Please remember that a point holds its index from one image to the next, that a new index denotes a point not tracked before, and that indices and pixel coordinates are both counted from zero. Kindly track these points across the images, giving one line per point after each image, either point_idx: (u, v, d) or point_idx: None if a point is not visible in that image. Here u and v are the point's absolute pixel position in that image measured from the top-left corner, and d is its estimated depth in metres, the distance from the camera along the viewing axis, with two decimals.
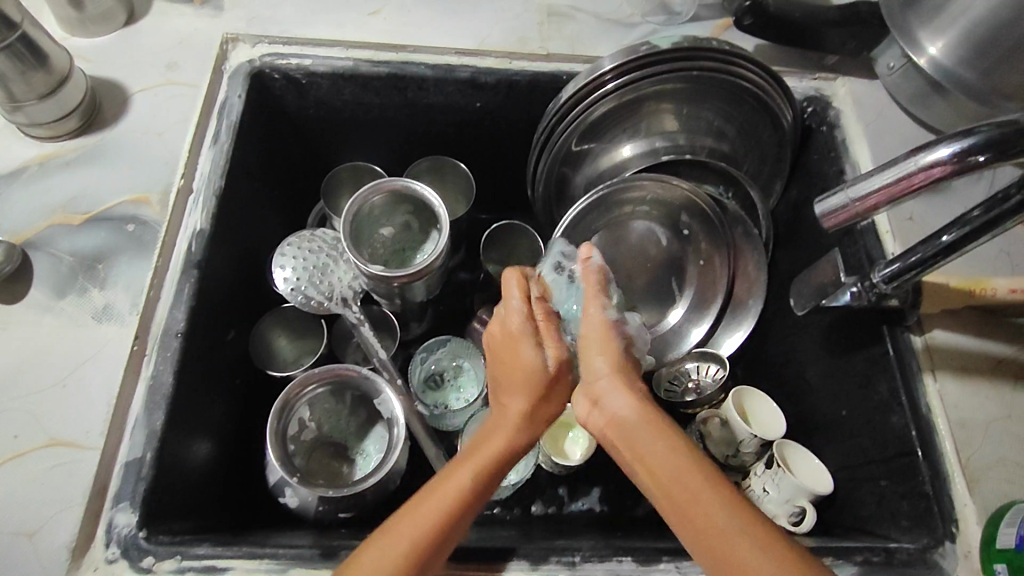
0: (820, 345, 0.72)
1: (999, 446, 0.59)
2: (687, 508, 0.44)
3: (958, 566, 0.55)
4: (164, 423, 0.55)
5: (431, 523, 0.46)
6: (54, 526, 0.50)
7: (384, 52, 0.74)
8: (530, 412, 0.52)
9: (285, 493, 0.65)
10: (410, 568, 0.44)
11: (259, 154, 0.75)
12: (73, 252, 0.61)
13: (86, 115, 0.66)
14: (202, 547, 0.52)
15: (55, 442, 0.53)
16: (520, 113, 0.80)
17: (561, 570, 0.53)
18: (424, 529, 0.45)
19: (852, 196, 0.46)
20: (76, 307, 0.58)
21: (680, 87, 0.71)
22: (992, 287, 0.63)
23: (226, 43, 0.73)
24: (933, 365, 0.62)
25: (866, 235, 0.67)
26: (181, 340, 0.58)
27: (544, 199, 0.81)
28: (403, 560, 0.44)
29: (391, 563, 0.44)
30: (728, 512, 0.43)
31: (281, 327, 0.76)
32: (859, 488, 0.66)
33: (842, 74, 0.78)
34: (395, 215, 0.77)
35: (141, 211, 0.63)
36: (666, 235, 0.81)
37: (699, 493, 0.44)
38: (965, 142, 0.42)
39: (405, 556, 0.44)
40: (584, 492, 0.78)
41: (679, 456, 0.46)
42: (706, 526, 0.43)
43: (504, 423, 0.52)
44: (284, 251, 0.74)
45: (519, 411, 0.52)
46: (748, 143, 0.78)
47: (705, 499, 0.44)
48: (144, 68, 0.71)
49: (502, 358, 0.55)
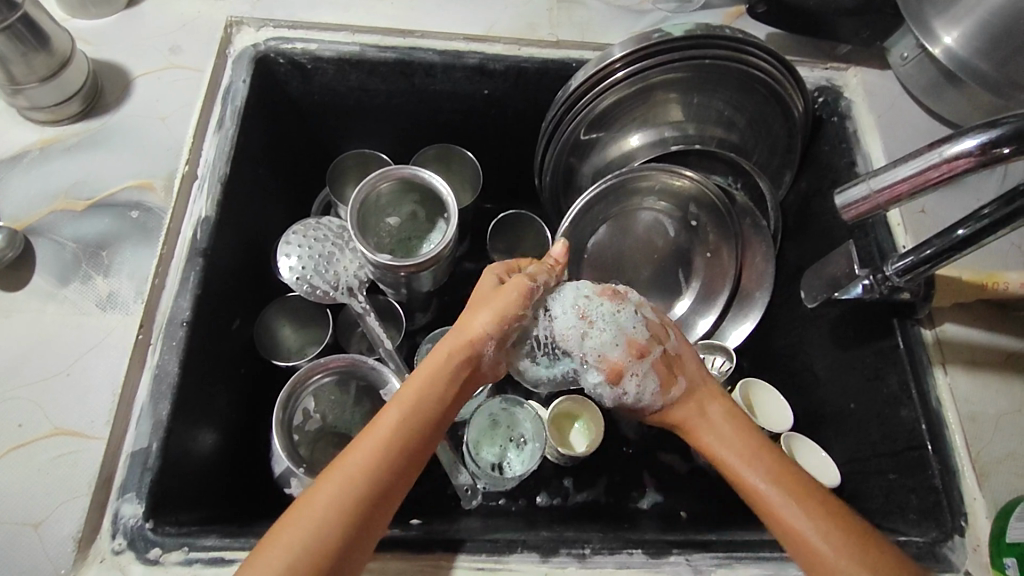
0: (829, 337, 0.71)
1: (1009, 440, 0.59)
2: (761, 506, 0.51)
3: (967, 560, 0.55)
4: (170, 413, 0.55)
5: (368, 456, 0.48)
6: (60, 517, 0.49)
7: (391, 38, 0.73)
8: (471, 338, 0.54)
9: (291, 483, 0.66)
10: (353, 500, 0.46)
11: (264, 140, 0.74)
12: (76, 239, 0.60)
13: (88, 99, 0.65)
14: (208, 538, 0.51)
15: (60, 431, 0.52)
16: (528, 100, 0.79)
17: (571, 562, 0.53)
18: (365, 461, 0.48)
19: (874, 187, 0.45)
20: (80, 295, 0.57)
21: (691, 76, 0.70)
22: (1005, 281, 0.62)
23: (230, 26, 0.71)
24: (944, 359, 0.62)
25: (877, 228, 0.67)
26: (187, 329, 0.58)
27: (552, 188, 0.81)
28: (340, 495, 0.46)
29: (326, 510, 0.46)
30: (793, 507, 0.50)
31: (286, 316, 0.75)
32: (867, 481, 0.66)
33: (854, 65, 0.77)
34: (402, 204, 0.76)
35: (145, 198, 0.62)
36: (674, 226, 0.80)
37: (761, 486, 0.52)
38: (990, 133, 0.41)
39: (354, 478, 0.47)
40: (588, 484, 0.78)
41: (729, 446, 0.55)
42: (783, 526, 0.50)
43: (435, 360, 0.54)
44: (289, 239, 0.73)
45: (449, 347, 0.54)
46: (758, 134, 0.77)
47: (767, 493, 0.51)
48: (147, 51, 0.69)
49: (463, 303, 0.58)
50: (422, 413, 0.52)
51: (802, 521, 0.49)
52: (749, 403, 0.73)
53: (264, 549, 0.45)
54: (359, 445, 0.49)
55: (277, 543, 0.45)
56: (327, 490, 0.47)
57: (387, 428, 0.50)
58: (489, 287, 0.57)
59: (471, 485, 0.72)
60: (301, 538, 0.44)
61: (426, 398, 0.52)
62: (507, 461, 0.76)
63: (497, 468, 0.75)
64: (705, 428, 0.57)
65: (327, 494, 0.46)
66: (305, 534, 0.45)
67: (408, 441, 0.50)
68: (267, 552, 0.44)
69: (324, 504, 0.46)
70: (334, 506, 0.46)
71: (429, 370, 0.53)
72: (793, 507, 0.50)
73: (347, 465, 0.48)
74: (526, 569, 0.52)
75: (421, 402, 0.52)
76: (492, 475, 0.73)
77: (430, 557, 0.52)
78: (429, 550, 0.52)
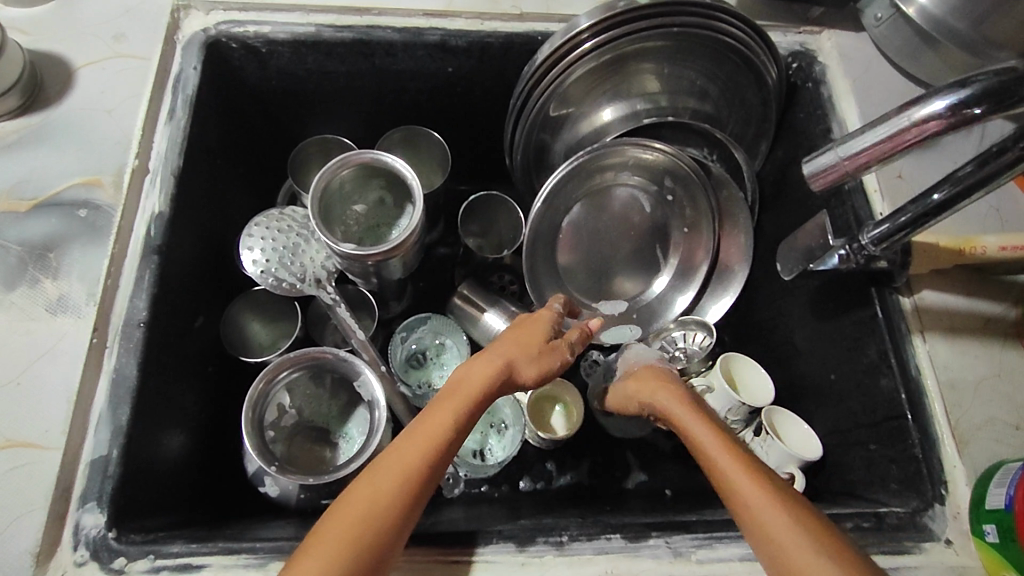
0: (808, 308, 0.71)
1: (988, 406, 0.59)
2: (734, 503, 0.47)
3: (948, 528, 0.55)
4: (130, 418, 0.53)
5: (416, 459, 0.48)
6: (16, 531, 0.47)
7: (348, 16, 0.70)
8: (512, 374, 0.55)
9: (265, 481, 0.65)
10: (404, 504, 0.46)
11: (221, 129, 0.71)
12: (22, 241, 0.57)
13: (26, 93, 0.62)
14: (175, 545, 0.50)
15: (13, 443, 0.50)
16: (495, 77, 0.76)
17: (549, 550, 0.52)
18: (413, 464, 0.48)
19: (842, 154, 0.43)
20: (28, 300, 0.55)
21: (661, 45, 0.68)
22: (982, 245, 0.60)
23: (177, 10, 0.68)
24: (922, 327, 0.61)
25: (853, 195, 0.65)
26: (144, 330, 0.56)
27: (523, 168, 0.78)
28: (357, 526, 0.44)
29: (342, 543, 0.44)
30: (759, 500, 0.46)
31: (253, 311, 0.73)
32: (848, 452, 0.65)
33: (828, 28, 0.74)
34: (368, 191, 0.74)
35: (93, 195, 0.59)
36: (649, 202, 0.78)
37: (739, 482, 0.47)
38: (961, 93, 0.39)
39: (376, 509, 0.45)
40: (572, 466, 0.77)
41: (705, 439, 0.51)
42: (755, 527, 0.46)
43: (466, 386, 0.53)
44: (252, 231, 0.70)
45: (480, 374, 0.54)
46: (732, 104, 0.75)
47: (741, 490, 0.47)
48: (89, 40, 0.66)
49: (519, 325, 0.59)
50: (468, 421, 0.52)
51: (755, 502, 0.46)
52: (731, 380, 0.72)
53: (312, 551, 0.44)
54: (382, 471, 0.47)
55: (327, 546, 0.44)
56: (347, 520, 0.45)
57: (433, 431, 0.50)
58: (542, 325, 0.59)
59: (454, 474, 0.70)
60: (358, 539, 0.44)
61: (468, 406, 0.52)
62: (489, 447, 0.75)
63: (479, 455, 0.75)
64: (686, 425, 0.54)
65: (379, 496, 0.46)
66: (358, 537, 0.44)
67: (453, 446, 0.51)
68: (313, 558, 0.43)
69: (377, 507, 0.45)
70: (352, 541, 0.44)
71: (467, 393, 0.52)
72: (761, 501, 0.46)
73: (397, 468, 0.47)
74: (503, 559, 0.51)
75: (446, 431, 0.50)
76: (474, 463, 0.72)
77: (405, 554, 0.50)
78: (403, 546, 0.51)
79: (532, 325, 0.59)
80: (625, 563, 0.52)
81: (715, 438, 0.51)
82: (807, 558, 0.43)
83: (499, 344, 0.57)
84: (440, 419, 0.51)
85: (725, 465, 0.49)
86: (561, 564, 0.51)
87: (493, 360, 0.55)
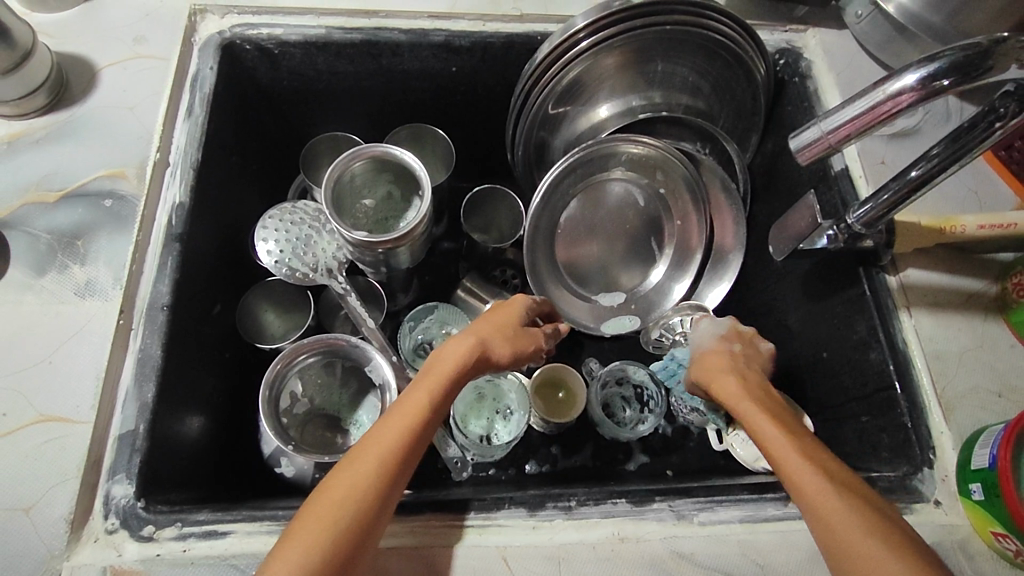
0: (801, 290, 0.74)
1: (972, 375, 0.62)
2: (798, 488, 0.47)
3: (937, 490, 0.58)
4: (155, 395, 0.55)
5: (392, 443, 0.49)
6: (51, 499, 0.50)
7: (356, 19, 0.74)
8: (487, 356, 0.57)
9: (282, 462, 0.68)
10: (382, 485, 0.47)
11: (236, 127, 0.74)
12: (51, 230, 0.60)
13: (53, 91, 0.65)
14: (200, 513, 0.52)
15: (46, 418, 0.52)
16: (497, 75, 0.79)
17: (558, 514, 0.54)
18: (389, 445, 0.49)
19: (824, 128, 0.46)
20: (58, 285, 0.58)
21: (654, 43, 0.72)
22: (962, 224, 0.63)
23: (194, 14, 0.71)
24: (908, 303, 0.64)
25: (840, 179, 0.69)
26: (167, 313, 0.58)
27: (524, 163, 0.82)
28: (337, 509, 0.46)
29: (323, 527, 0.45)
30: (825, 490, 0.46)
31: (269, 302, 0.76)
32: (842, 425, 0.68)
33: (812, 26, 0.78)
34: (377, 186, 0.77)
35: (118, 186, 0.62)
36: (644, 195, 0.82)
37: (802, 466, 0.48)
38: (929, 68, 0.43)
39: (355, 493, 0.46)
40: (576, 449, 0.80)
41: (767, 429, 0.51)
42: (820, 523, 0.46)
43: (441, 365, 0.54)
44: (267, 223, 0.73)
45: (453, 355, 0.55)
46: (723, 99, 0.78)
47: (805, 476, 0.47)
48: (111, 41, 0.69)
49: (494, 311, 0.62)
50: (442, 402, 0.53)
51: (830, 502, 0.46)
52: None
53: (294, 537, 0.45)
54: (363, 455, 0.48)
55: (307, 530, 0.45)
56: (326, 505, 0.46)
57: (409, 415, 0.51)
58: (516, 313, 0.62)
59: (461, 457, 0.74)
60: (336, 521, 0.45)
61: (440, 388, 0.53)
62: (496, 432, 0.77)
63: (485, 439, 0.77)
64: (745, 412, 0.54)
65: (357, 480, 0.47)
66: (335, 522, 0.45)
67: (429, 428, 0.52)
68: (294, 542, 0.44)
69: (354, 489, 0.46)
70: (333, 525, 0.45)
71: (440, 371, 0.54)
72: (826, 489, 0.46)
73: (373, 451, 0.48)
74: (514, 523, 0.54)
75: (422, 412, 0.51)
76: (480, 446, 0.75)
77: (421, 519, 0.53)
78: (419, 512, 0.53)
79: (505, 311, 0.62)
80: (631, 526, 0.54)
81: (778, 425, 0.51)
82: (872, 557, 0.43)
83: (475, 327, 0.59)
84: (416, 399, 0.52)
85: (798, 460, 0.48)
86: (569, 527, 0.54)
87: (467, 340, 0.56)
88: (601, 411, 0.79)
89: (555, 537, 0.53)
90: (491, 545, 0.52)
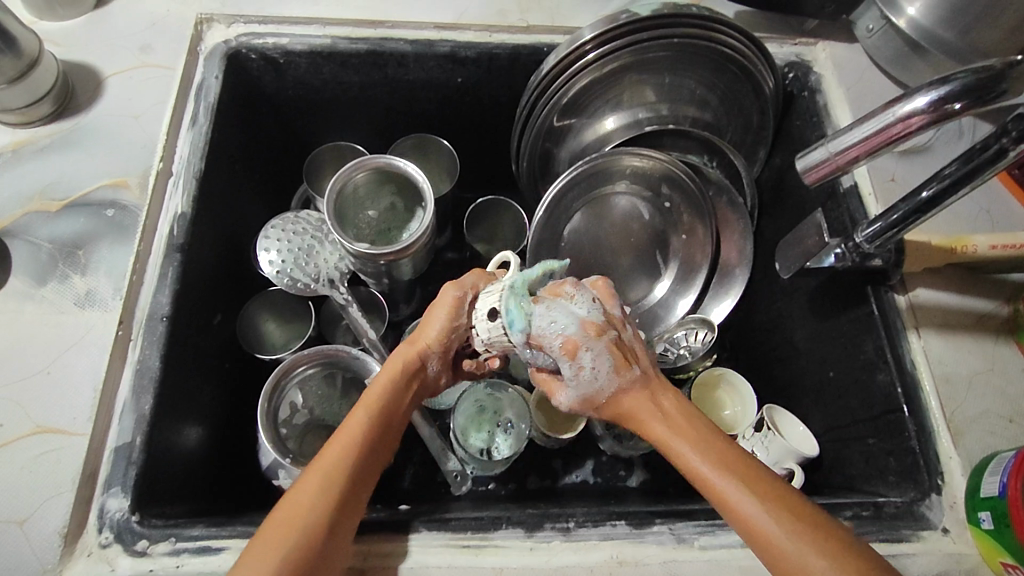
0: (807, 308, 0.72)
1: (982, 400, 0.60)
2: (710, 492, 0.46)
3: (945, 518, 0.56)
4: (153, 407, 0.55)
5: (341, 457, 0.49)
6: (46, 513, 0.50)
7: (362, 29, 0.73)
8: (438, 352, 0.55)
9: (279, 475, 0.66)
10: (337, 501, 0.47)
11: (239, 136, 0.74)
12: (52, 239, 0.60)
13: (59, 100, 0.65)
14: (195, 528, 0.52)
15: (44, 429, 0.52)
16: (502, 86, 0.79)
17: (556, 536, 0.53)
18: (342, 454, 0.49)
19: (831, 149, 0.46)
20: (58, 295, 0.58)
21: (661, 56, 0.71)
22: (973, 244, 0.63)
23: (200, 23, 0.71)
24: (917, 323, 0.63)
25: (849, 198, 0.68)
26: (167, 324, 0.58)
27: (529, 174, 0.81)
28: (291, 523, 0.45)
29: (279, 542, 0.44)
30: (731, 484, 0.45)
31: (269, 312, 0.76)
32: (847, 447, 0.67)
33: (822, 39, 0.77)
34: (380, 197, 0.77)
35: (120, 196, 0.62)
36: (648, 209, 0.80)
37: (703, 470, 0.46)
38: (941, 90, 0.42)
39: (309, 505, 0.46)
40: (577, 465, 0.79)
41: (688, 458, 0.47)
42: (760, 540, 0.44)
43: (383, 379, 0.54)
44: (269, 233, 0.73)
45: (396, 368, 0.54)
46: (731, 112, 0.77)
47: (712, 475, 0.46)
48: (117, 50, 0.69)
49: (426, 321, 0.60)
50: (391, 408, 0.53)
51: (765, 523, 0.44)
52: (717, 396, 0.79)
53: (250, 553, 0.44)
54: (315, 467, 0.48)
55: (264, 544, 0.44)
56: (279, 519, 0.46)
57: (356, 429, 0.50)
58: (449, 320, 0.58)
59: (460, 471, 0.73)
60: (290, 534, 0.45)
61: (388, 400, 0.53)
62: (496, 446, 0.75)
63: (485, 453, 0.74)
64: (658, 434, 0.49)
65: (314, 492, 0.47)
66: (289, 535, 0.45)
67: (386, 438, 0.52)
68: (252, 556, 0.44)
69: (303, 507, 0.46)
70: (285, 539, 0.44)
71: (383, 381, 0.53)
72: (732, 486, 0.45)
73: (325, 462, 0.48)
74: (511, 544, 0.53)
75: (372, 422, 0.51)
76: (479, 458, 0.72)
77: (416, 538, 0.52)
78: (415, 531, 0.52)
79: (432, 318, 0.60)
80: (630, 549, 0.53)
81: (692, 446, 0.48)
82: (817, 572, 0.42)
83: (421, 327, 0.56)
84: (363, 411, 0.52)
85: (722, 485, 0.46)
86: (568, 549, 0.53)
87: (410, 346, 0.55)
88: (603, 429, 0.75)
89: (552, 559, 0.52)
90: (487, 566, 0.52)
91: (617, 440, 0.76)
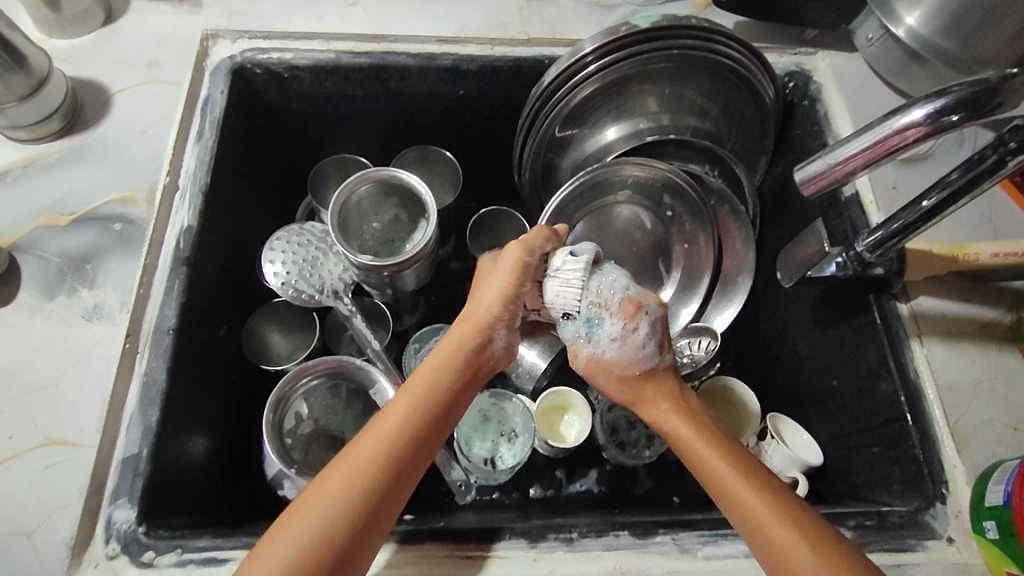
0: (811, 317, 0.72)
1: (986, 408, 0.60)
2: (724, 497, 0.50)
3: (949, 527, 0.56)
4: (159, 419, 0.56)
5: (391, 437, 0.48)
6: (54, 524, 0.50)
7: (365, 43, 0.74)
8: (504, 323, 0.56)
9: (285, 485, 0.67)
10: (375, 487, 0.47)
11: (244, 148, 0.75)
12: (61, 253, 0.61)
13: (68, 116, 0.66)
14: (201, 539, 0.52)
15: (52, 441, 0.53)
16: (504, 98, 0.80)
17: (559, 546, 0.53)
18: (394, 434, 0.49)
19: (831, 160, 0.46)
20: (66, 308, 0.58)
21: (664, 67, 0.71)
22: (975, 252, 0.63)
23: (206, 39, 0.72)
24: (920, 332, 0.63)
25: (850, 206, 0.68)
26: (173, 336, 0.59)
27: (531, 185, 0.82)
28: (342, 505, 0.45)
29: (321, 523, 0.44)
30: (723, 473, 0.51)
31: (274, 323, 0.76)
32: (851, 456, 0.67)
33: (822, 49, 0.78)
34: (384, 209, 0.77)
35: (128, 210, 0.63)
36: (650, 218, 0.81)
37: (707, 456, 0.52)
38: (938, 103, 0.42)
39: (347, 487, 0.46)
40: (581, 474, 0.78)
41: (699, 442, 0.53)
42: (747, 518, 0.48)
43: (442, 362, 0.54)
44: (273, 245, 0.73)
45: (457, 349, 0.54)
46: (732, 122, 0.77)
47: (705, 465, 0.52)
48: (125, 67, 0.70)
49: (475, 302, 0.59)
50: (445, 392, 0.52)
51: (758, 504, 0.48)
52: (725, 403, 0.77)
53: (285, 527, 0.45)
54: (364, 443, 0.48)
55: (299, 521, 0.45)
56: (325, 497, 0.46)
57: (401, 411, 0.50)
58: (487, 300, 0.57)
59: (465, 480, 0.74)
60: (322, 516, 0.45)
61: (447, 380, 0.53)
62: (500, 455, 0.77)
63: (490, 462, 0.76)
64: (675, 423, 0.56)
65: (355, 472, 0.47)
66: (321, 516, 0.45)
67: (437, 421, 0.51)
68: (286, 533, 0.44)
69: (343, 491, 0.46)
70: (333, 523, 0.45)
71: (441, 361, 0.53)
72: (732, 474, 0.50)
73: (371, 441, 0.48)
74: (514, 555, 0.53)
75: (425, 403, 0.51)
76: (483, 469, 0.74)
77: (420, 548, 0.53)
78: (418, 541, 0.53)
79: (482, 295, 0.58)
80: (633, 559, 0.53)
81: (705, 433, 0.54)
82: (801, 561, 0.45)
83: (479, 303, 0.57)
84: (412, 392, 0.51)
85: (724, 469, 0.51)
86: (571, 559, 0.53)
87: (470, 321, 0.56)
88: (605, 437, 0.78)
89: (555, 569, 0.53)
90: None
91: (619, 448, 0.78)
